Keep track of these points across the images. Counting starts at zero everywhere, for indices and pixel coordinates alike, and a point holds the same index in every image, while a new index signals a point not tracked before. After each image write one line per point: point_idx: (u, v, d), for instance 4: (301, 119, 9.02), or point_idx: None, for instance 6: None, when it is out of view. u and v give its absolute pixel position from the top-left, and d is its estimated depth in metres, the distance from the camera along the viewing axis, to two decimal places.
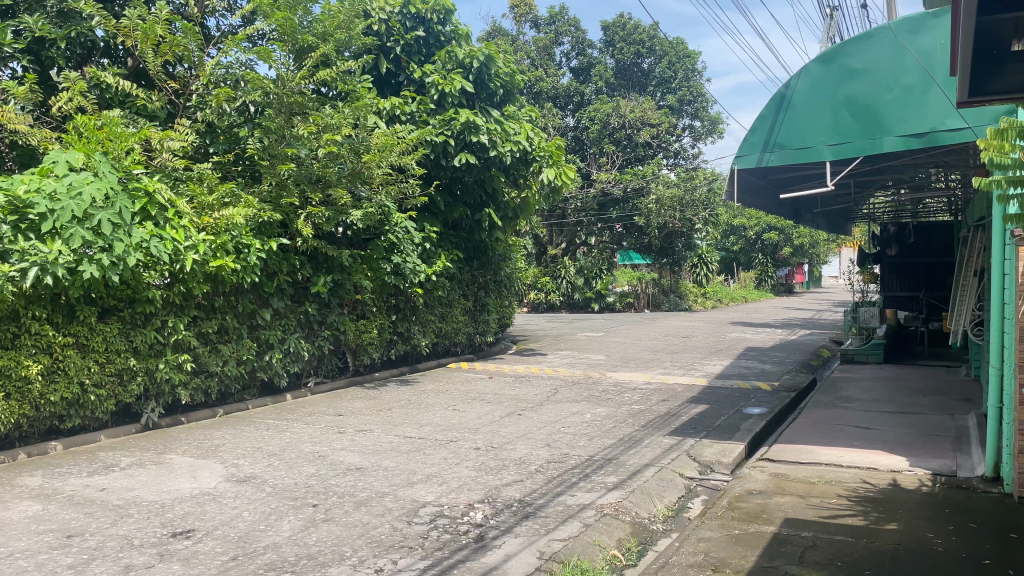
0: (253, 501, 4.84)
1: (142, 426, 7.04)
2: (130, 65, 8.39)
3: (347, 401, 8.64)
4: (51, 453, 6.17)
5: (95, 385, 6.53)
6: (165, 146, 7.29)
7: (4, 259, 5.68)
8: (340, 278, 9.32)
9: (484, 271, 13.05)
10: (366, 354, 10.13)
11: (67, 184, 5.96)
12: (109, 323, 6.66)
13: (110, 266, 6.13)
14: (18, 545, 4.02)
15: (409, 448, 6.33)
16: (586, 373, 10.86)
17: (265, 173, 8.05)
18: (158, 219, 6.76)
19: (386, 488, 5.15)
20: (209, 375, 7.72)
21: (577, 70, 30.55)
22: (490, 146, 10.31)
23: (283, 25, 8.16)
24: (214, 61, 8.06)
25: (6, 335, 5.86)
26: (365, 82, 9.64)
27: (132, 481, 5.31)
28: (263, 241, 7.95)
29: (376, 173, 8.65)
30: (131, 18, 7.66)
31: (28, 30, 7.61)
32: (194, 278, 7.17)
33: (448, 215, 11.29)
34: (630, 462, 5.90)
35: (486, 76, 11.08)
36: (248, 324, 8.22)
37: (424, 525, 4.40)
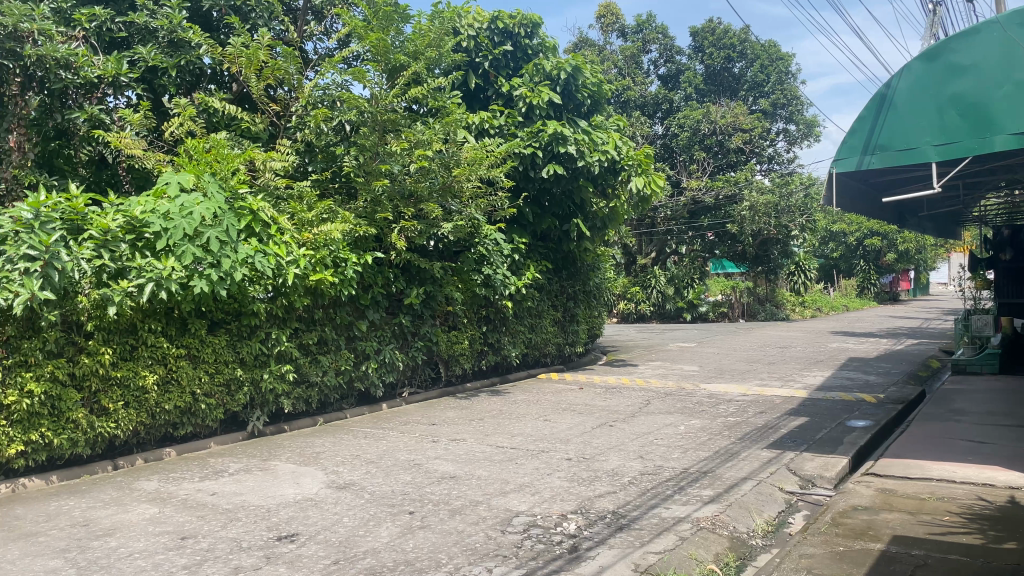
0: (353, 508, 4.99)
1: (248, 433, 7.36)
2: (234, 89, 8.86)
3: (440, 411, 8.79)
4: (166, 458, 6.54)
5: (206, 395, 6.89)
6: (268, 166, 7.67)
7: (123, 277, 6.08)
8: (432, 290, 9.51)
9: (573, 281, 13.07)
10: (458, 365, 10.27)
11: (179, 204, 6.31)
12: (217, 335, 7.02)
13: (219, 281, 6.45)
14: (138, 546, 4.27)
15: (501, 457, 6.38)
16: (678, 384, 10.68)
17: (360, 190, 8.28)
18: (262, 235, 7.05)
19: (480, 497, 5.21)
20: (309, 386, 8.01)
21: (666, 78, 30.21)
22: (579, 156, 10.33)
23: (376, 45, 8.43)
24: (312, 83, 8.40)
25: (126, 347, 6.26)
26: (455, 97, 9.85)
27: (240, 486, 5.55)
28: (359, 255, 8.20)
29: (466, 186, 8.79)
30: (236, 46, 8.09)
31: (143, 60, 8.12)
32: (296, 291, 7.49)
33: (536, 226, 11.34)
34: (726, 475, 5.77)
35: (574, 87, 11.14)
36: (346, 335, 8.48)
37: (518, 534, 4.43)
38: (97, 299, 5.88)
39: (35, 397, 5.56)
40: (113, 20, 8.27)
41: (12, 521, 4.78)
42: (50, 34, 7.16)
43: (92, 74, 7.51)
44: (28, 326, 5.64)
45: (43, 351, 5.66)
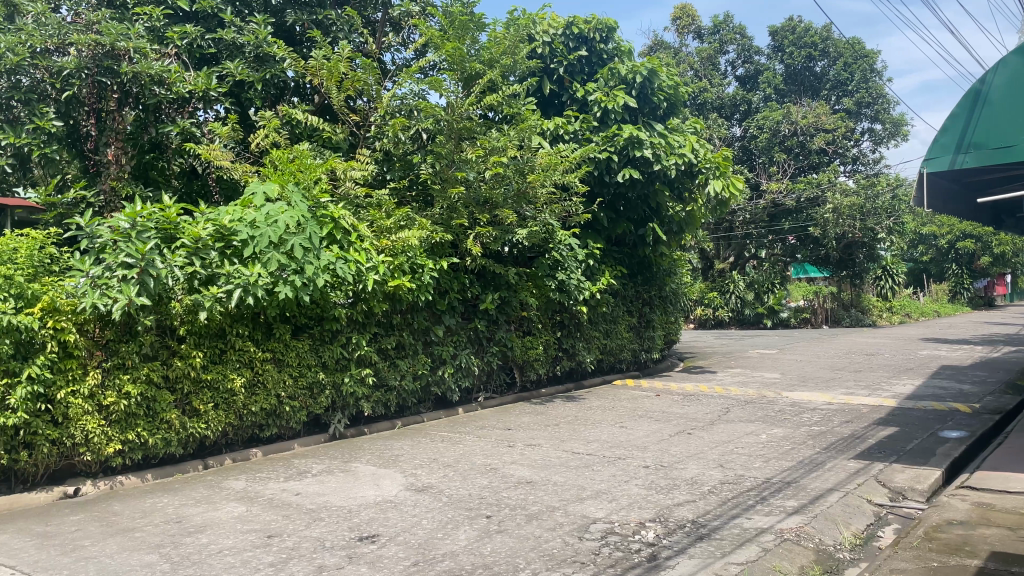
0: (432, 510, 5.06)
1: (330, 435, 7.56)
2: (316, 101, 9.16)
3: (515, 416, 8.82)
4: (253, 459, 6.77)
5: (290, 397, 7.10)
6: (348, 175, 7.90)
7: (213, 283, 6.33)
8: (507, 295, 9.57)
9: (648, 287, 12.94)
10: (533, 370, 10.30)
11: (265, 213, 6.55)
12: (301, 340, 7.24)
13: (302, 287, 6.64)
14: (227, 542, 4.44)
15: (577, 463, 6.35)
16: (759, 392, 10.42)
17: (437, 197, 8.40)
18: (343, 242, 7.22)
19: (557, 503, 5.20)
20: (388, 389, 8.16)
21: (744, 78, 29.59)
22: (655, 160, 10.24)
23: (452, 54, 8.53)
24: (390, 93, 8.60)
25: (215, 351, 6.52)
26: (530, 104, 9.90)
27: (323, 487, 5.71)
28: (436, 261, 8.31)
29: (541, 192, 8.81)
30: (318, 59, 8.33)
31: (230, 75, 8.46)
32: (375, 297, 7.64)
33: (611, 230, 11.30)
34: (811, 486, 5.60)
35: (649, 90, 11.01)
36: (423, 340, 8.61)
37: (596, 541, 4.40)
38: (189, 305, 6.14)
39: (132, 397, 5.86)
40: (203, 37, 8.58)
41: (111, 517, 5.03)
42: (144, 52, 7.49)
43: (183, 89, 7.79)
44: (125, 330, 5.96)
45: (139, 353, 5.97)
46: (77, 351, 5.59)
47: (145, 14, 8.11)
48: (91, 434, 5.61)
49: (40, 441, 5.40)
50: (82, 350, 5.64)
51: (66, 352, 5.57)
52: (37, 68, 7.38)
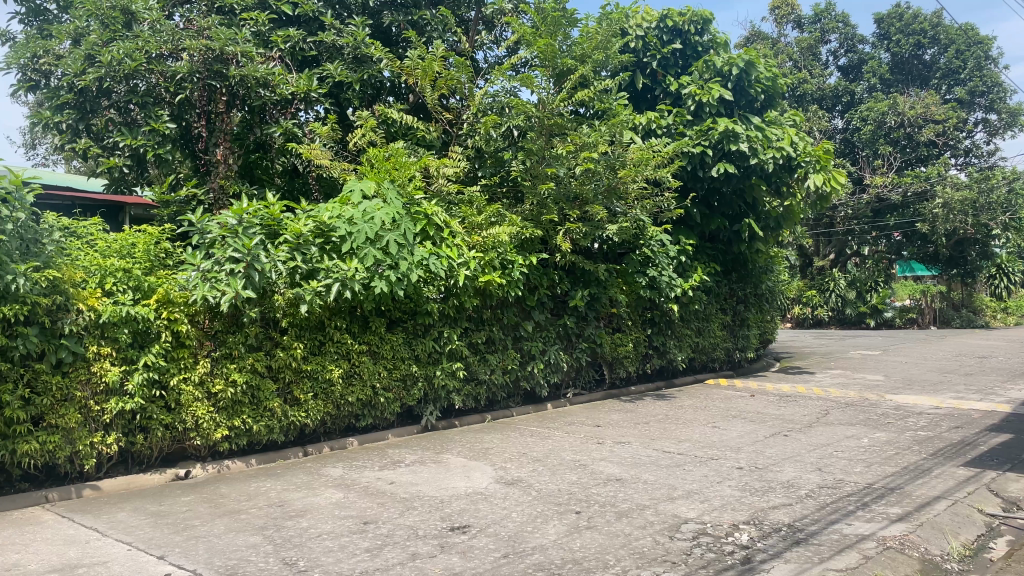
0: (521, 504, 5.10)
1: (423, 427, 7.73)
2: (411, 100, 9.39)
3: (605, 413, 8.78)
4: (349, 448, 7.01)
5: (384, 388, 7.30)
6: (441, 172, 8.01)
7: (313, 278, 6.54)
8: (597, 292, 9.50)
9: (743, 284, 12.62)
10: (622, 367, 10.23)
11: (362, 210, 6.73)
12: (395, 333, 7.43)
13: (397, 282, 6.74)
14: (326, 527, 4.60)
15: (669, 462, 6.28)
16: (860, 395, 10.01)
17: (527, 194, 8.44)
18: (436, 238, 7.33)
19: (647, 501, 5.16)
20: (478, 383, 8.28)
21: (847, 69, 28.43)
22: (751, 154, 10.01)
23: (544, 50, 8.56)
24: (482, 91, 8.71)
25: (315, 342, 6.77)
26: (622, 98, 9.81)
27: (416, 477, 5.84)
28: (526, 257, 8.33)
29: (632, 188, 8.72)
30: (413, 59, 8.51)
31: (331, 76, 8.75)
32: (467, 292, 7.74)
33: (705, 227, 11.09)
34: (917, 493, 5.36)
35: (746, 82, 10.69)
36: (512, 335, 8.69)
37: (688, 541, 4.35)
38: (291, 297, 6.41)
39: (238, 385, 6.16)
40: (305, 40, 8.87)
41: (218, 499, 5.30)
42: (251, 56, 7.83)
43: (287, 91, 8.05)
44: (233, 321, 6.27)
45: (245, 344, 6.28)
46: (188, 341, 5.93)
47: (251, 18, 8.45)
48: (201, 420, 5.94)
49: (155, 425, 5.75)
50: (193, 340, 5.98)
51: (178, 342, 5.92)
52: (153, 73, 7.84)
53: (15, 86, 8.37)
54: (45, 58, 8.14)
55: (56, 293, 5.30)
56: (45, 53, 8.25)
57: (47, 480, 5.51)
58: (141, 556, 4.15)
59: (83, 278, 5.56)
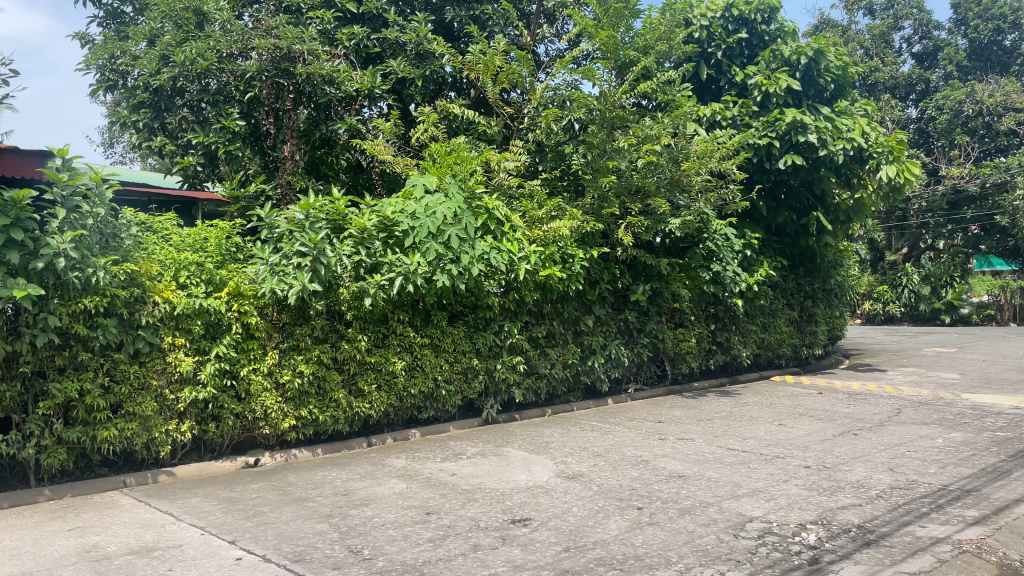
0: (582, 498, 5.09)
1: (483, 420, 7.78)
2: (472, 95, 9.42)
3: (667, 409, 8.69)
4: (411, 439, 7.11)
5: (446, 381, 7.37)
6: (502, 166, 8.02)
7: (377, 271, 6.63)
8: (659, 287, 9.38)
9: (810, 280, 12.30)
10: (685, 363, 10.10)
11: (424, 204, 6.78)
12: (457, 327, 7.49)
13: (458, 276, 6.80)
14: (390, 517, 4.68)
15: (733, 460, 6.18)
16: (935, 393, 9.67)
17: (588, 187, 8.39)
18: (496, 233, 7.35)
19: (711, 498, 5.09)
20: (538, 377, 8.29)
21: (921, 56, 27.36)
22: (820, 145, 9.74)
23: (606, 43, 8.49)
24: (543, 85, 8.71)
25: (379, 335, 6.87)
26: (685, 90, 9.66)
27: (477, 469, 5.89)
28: (587, 251, 8.28)
29: (696, 181, 8.57)
30: (475, 54, 8.56)
31: (394, 73, 8.85)
32: (527, 286, 7.74)
33: (771, 220, 10.86)
34: (995, 496, 5.15)
35: (815, 72, 10.40)
36: (573, 329, 8.67)
37: (752, 540, 4.27)
38: (355, 291, 6.51)
39: (305, 376, 6.31)
40: (369, 37, 8.99)
41: (286, 487, 5.44)
42: (317, 53, 7.99)
43: (351, 88, 8.24)
44: (299, 314, 6.42)
45: (311, 336, 6.42)
46: (258, 332, 6.09)
47: (317, 18, 8.59)
48: (270, 409, 6.11)
49: (226, 414, 5.94)
50: (262, 332, 6.14)
51: (248, 333, 6.09)
52: (223, 72, 8.06)
53: (95, 86, 8.73)
54: (123, 59, 8.45)
55: (134, 285, 5.53)
56: (122, 54, 8.56)
57: (125, 466, 5.75)
58: (214, 540, 4.29)
59: (159, 272, 5.79)
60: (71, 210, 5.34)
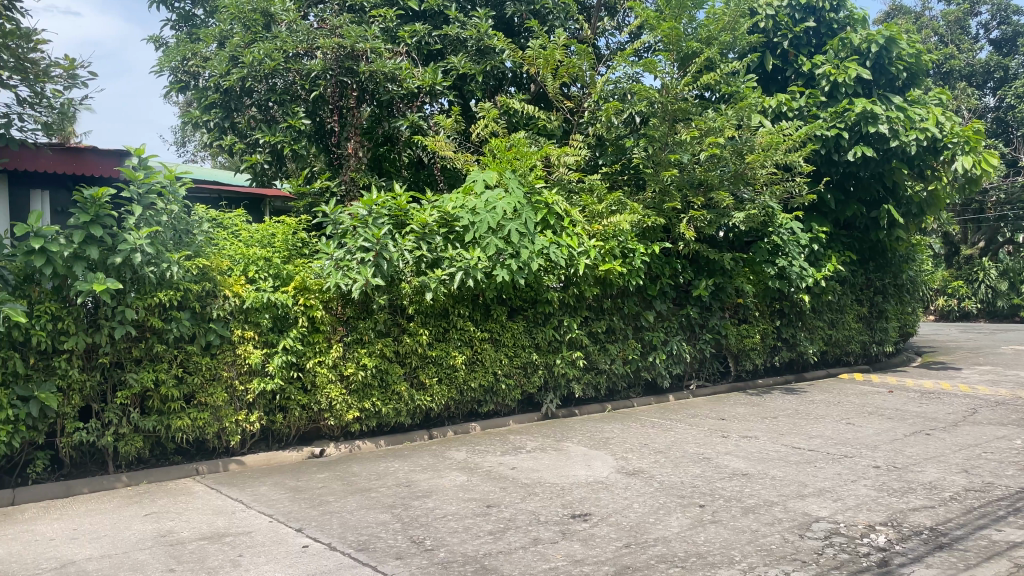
0: (643, 495, 5.06)
1: (543, 414, 7.80)
2: (532, 90, 9.42)
3: (730, 406, 8.56)
4: (472, 432, 7.17)
5: (505, 375, 7.41)
6: (562, 161, 7.97)
7: (438, 266, 6.70)
8: (722, 282, 9.22)
9: (881, 275, 11.90)
10: (749, 360, 9.92)
11: (484, 200, 6.81)
12: (516, 321, 7.52)
13: (518, 270, 6.81)
14: (451, 509, 4.73)
15: (798, 459, 6.05)
16: (1014, 393, 9.27)
17: (649, 181, 8.30)
18: (556, 228, 7.31)
19: (776, 497, 4.99)
20: (598, 372, 8.26)
21: (1000, 42, 26.15)
22: (891, 136, 9.44)
23: (669, 34, 8.35)
24: (604, 78, 8.66)
25: (439, 329, 6.95)
26: (750, 81, 9.47)
27: (537, 463, 5.91)
28: (648, 246, 8.19)
29: (760, 173, 8.39)
30: (535, 49, 8.53)
31: (455, 69, 8.91)
32: (587, 281, 7.71)
33: (839, 213, 10.57)
34: None
35: (886, 60, 10.08)
36: (633, 325, 8.61)
37: (819, 541, 4.18)
38: (416, 285, 6.59)
39: (369, 369, 6.43)
40: (430, 34, 9.09)
41: (350, 477, 5.56)
42: (380, 52, 8.11)
43: (413, 85, 8.39)
44: (363, 308, 6.53)
45: (374, 330, 6.53)
46: (323, 326, 6.23)
47: (380, 16, 8.70)
48: (334, 401, 6.24)
49: (293, 405, 6.11)
50: (327, 326, 6.27)
51: (314, 327, 6.23)
52: (290, 72, 8.22)
53: (168, 87, 9.06)
54: (194, 61, 8.74)
55: (205, 280, 5.72)
56: (193, 56, 8.85)
57: (197, 454, 5.95)
58: (281, 528, 4.41)
59: (229, 266, 5.96)
60: (147, 207, 5.55)
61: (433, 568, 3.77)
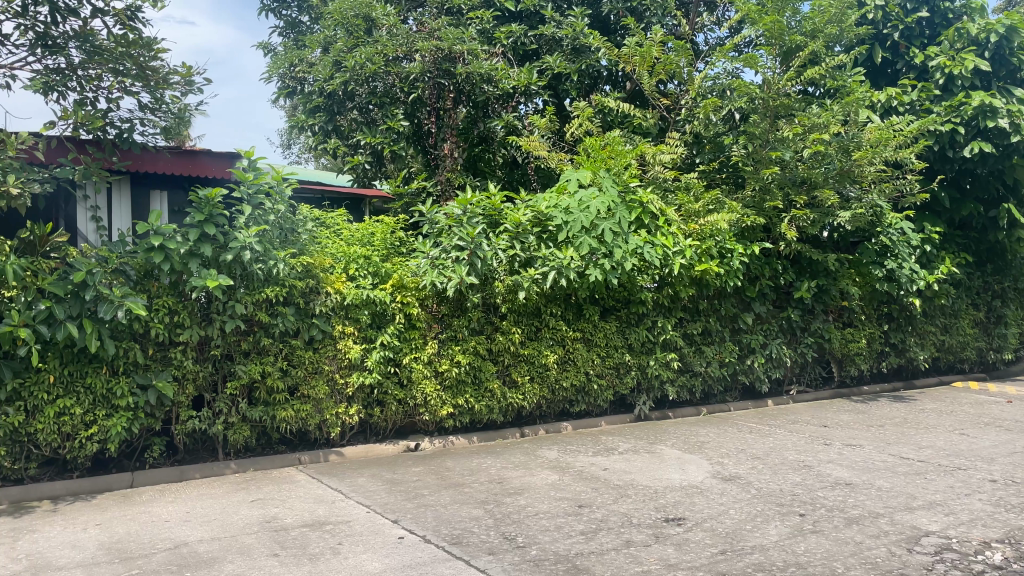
0: (740, 501, 4.93)
1: (635, 416, 7.72)
2: (629, 88, 9.33)
3: (832, 413, 8.23)
4: (563, 432, 7.18)
5: (598, 375, 7.38)
6: (657, 159, 7.76)
7: (531, 265, 6.73)
8: (825, 283, 8.87)
9: (1000, 277, 11.18)
10: (854, 365, 9.51)
11: (578, 199, 6.77)
12: (609, 321, 7.47)
13: (611, 270, 6.74)
14: (543, 507, 4.75)
15: (907, 470, 5.76)
16: None
17: (749, 179, 8.10)
18: (651, 227, 7.22)
19: (882, 509, 4.78)
20: (693, 375, 8.11)
21: None
22: (1012, 130, 8.88)
23: (771, 28, 8.11)
24: (702, 75, 8.49)
25: (532, 328, 6.98)
26: (857, 75, 9.09)
27: (630, 465, 5.85)
28: (747, 246, 7.97)
29: (869, 170, 8.01)
30: (631, 46, 8.42)
31: (550, 69, 8.95)
32: (682, 282, 7.55)
33: (955, 213, 10.02)
34: None
35: (1007, 50, 9.49)
36: (730, 327, 8.41)
37: (929, 556, 3.97)
38: (510, 284, 6.65)
39: (462, 366, 6.54)
40: (526, 34, 9.17)
41: (445, 472, 5.66)
42: (476, 53, 8.21)
43: (508, 85, 8.43)
44: (457, 306, 6.64)
45: (468, 328, 6.63)
46: (419, 323, 6.37)
47: (477, 18, 8.80)
48: (429, 397, 6.36)
49: (390, 400, 6.27)
50: (422, 322, 6.40)
51: (410, 323, 6.37)
52: (390, 75, 8.47)
53: (276, 93, 9.45)
54: (300, 66, 9.10)
55: (309, 277, 5.94)
56: (300, 62, 9.23)
57: (300, 444, 6.19)
58: (378, 519, 4.53)
59: (332, 264, 6.17)
60: (255, 206, 5.81)
61: (525, 566, 3.79)
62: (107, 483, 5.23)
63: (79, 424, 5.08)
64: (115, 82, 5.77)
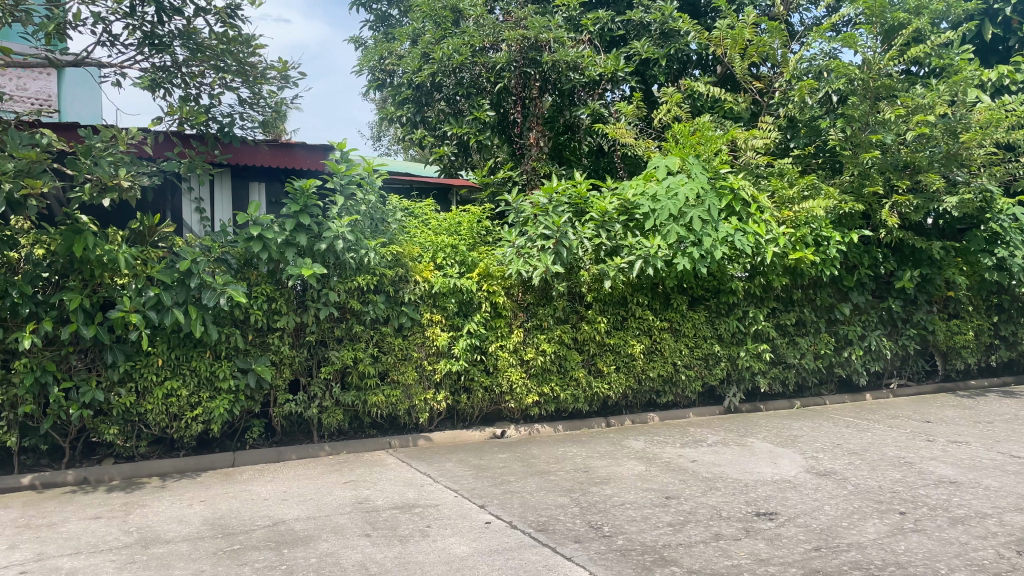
0: (835, 497, 4.78)
1: (725, 408, 7.58)
2: (719, 72, 9.10)
3: (935, 408, 7.85)
4: (650, 423, 7.11)
5: (686, 366, 7.26)
6: (749, 144, 7.64)
7: (617, 254, 6.67)
8: (929, 273, 8.42)
9: None
10: (959, 359, 9.03)
11: (666, 186, 6.61)
12: (697, 311, 7.34)
13: (699, 259, 6.59)
14: (629, 497, 4.72)
15: (1018, 469, 5.44)
16: None
17: (847, 163, 7.74)
18: (742, 214, 6.97)
19: (990, 509, 4.53)
20: (786, 367, 7.88)
21: None
22: None
23: (871, 6, 7.69)
24: (797, 56, 8.21)
25: (618, 317, 6.93)
26: (966, 52, 8.60)
27: (719, 457, 5.75)
28: (844, 233, 7.66)
29: (977, 153, 7.63)
30: (722, 28, 8.20)
31: (638, 54, 8.81)
32: (774, 271, 7.31)
33: None
34: None
35: None
36: (826, 318, 8.13)
37: None
38: (595, 273, 6.61)
39: (547, 355, 6.56)
40: (613, 21, 9.07)
41: (530, 459, 5.70)
42: (563, 40, 8.19)
43: (595, 72, 8.38)
44: (543, 295, 6.65)
45: (554, 316, 6.64)
46: (505, 312, 6.43)
47: (563, 5, 8.80)
48: (515, 385, 6.41)
49: (476, 386, 6.37)
50: (508, 311, 6.46)
51: (497, 312, 6.44)
52: (477, 65, 8.52)
53: (366, 86, 9.70)
54: (390, 59, 9.27)
55: (398, 266, 6.06)
56: (389, 55, 9.40)
57: (390, 429, 6.35)
58: (466, 503, 4.61)
59: (420, 253, 6.28)
60: (348, 197, 5.97)
61: (611, 555, 3.78)
62: (210, 462, 5.51)
63: (185, 405, 5.36)
64: (217, 78, 6.05)
